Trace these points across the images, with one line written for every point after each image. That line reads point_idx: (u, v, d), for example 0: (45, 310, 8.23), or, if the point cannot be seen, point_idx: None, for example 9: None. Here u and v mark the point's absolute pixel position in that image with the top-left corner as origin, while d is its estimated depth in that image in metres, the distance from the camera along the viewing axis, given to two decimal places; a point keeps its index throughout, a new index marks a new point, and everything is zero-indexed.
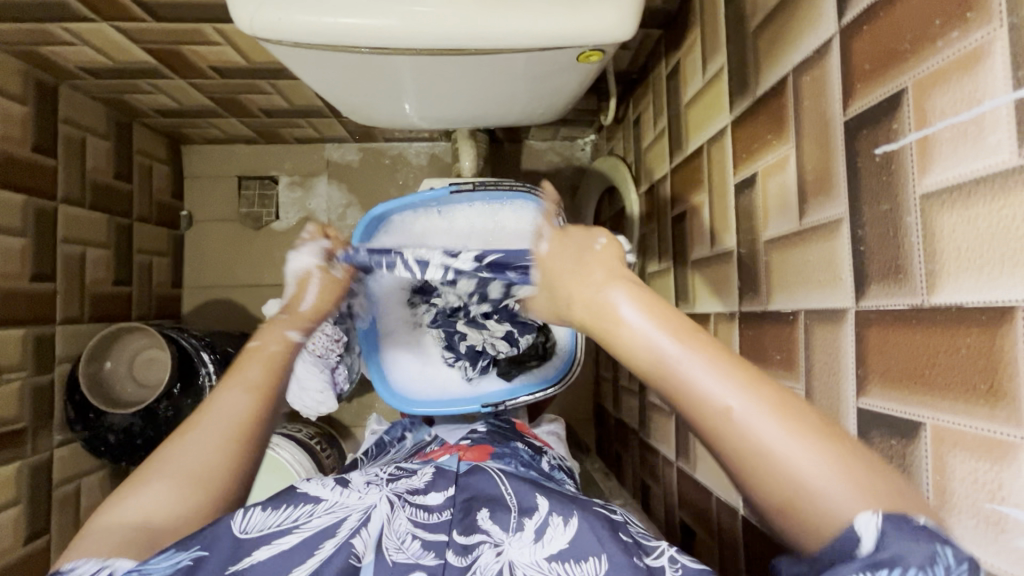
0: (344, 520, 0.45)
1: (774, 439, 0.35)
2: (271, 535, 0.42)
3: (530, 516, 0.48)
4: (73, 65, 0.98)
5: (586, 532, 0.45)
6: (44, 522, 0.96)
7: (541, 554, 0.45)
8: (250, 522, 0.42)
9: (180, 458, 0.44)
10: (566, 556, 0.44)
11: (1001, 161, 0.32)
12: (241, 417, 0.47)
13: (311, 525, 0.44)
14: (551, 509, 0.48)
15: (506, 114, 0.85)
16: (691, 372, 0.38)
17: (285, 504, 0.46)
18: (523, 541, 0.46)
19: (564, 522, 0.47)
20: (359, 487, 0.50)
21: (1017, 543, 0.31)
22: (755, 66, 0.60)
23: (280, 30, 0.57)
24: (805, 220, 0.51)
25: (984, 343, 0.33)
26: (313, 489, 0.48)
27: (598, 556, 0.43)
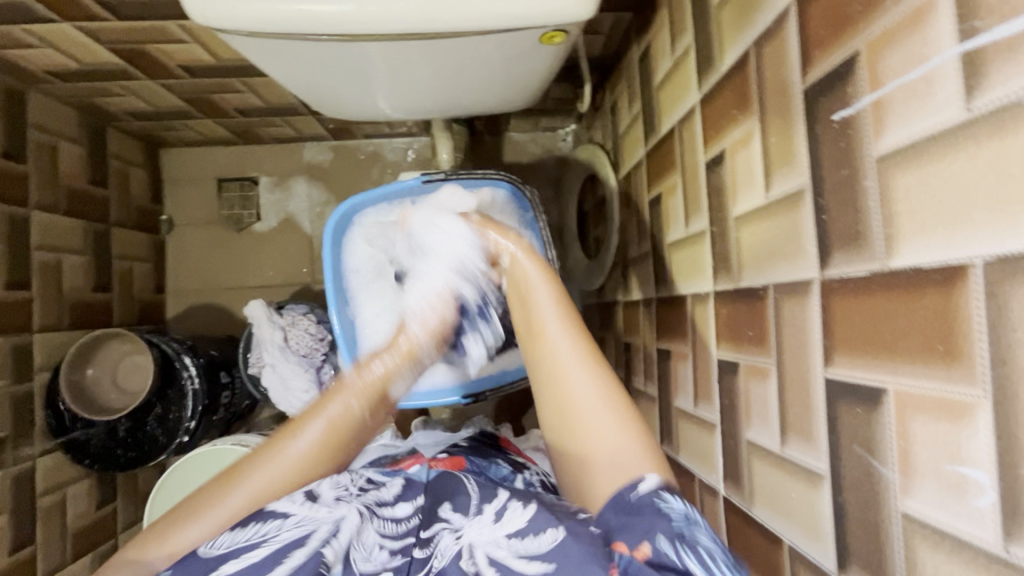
0: (313, 533, 0.52)
1: (590, 395, 0.54)
2: (240, 551, 0.51)
3: (490, 504, 0.56)
4: (40, 69, 0.96)
5: (541, 514, 0.50)
6: (29, 532, 0.95)
7: (499, 533, 0.51)
8: (223, 543, 0.52)
9: (266, 476, 0.59)
10: (525, 532, 0.49)
11: (950, 118, 0.31)
12: (335, 445, 0.62)
13: (280, 539, 0.52)
14: (510, 498, 0.55)
15: (478, 102, 0.84)
16: (569, 369, 0.56)
17: (253, 522, 0.54)
18: (483, 523, 0.53)
19: (523, 507, 0.53)
20: (328, 503, 0.57)
21: (976, 503, 0.31)
22: (718, 42, 0.60)
23: (235, 20, 0.56)
24: (771, 192, 0.50)
25: (940, 301, 0.32)
26: (282, 505, 0.55)
27: (555, 528, 0.48)
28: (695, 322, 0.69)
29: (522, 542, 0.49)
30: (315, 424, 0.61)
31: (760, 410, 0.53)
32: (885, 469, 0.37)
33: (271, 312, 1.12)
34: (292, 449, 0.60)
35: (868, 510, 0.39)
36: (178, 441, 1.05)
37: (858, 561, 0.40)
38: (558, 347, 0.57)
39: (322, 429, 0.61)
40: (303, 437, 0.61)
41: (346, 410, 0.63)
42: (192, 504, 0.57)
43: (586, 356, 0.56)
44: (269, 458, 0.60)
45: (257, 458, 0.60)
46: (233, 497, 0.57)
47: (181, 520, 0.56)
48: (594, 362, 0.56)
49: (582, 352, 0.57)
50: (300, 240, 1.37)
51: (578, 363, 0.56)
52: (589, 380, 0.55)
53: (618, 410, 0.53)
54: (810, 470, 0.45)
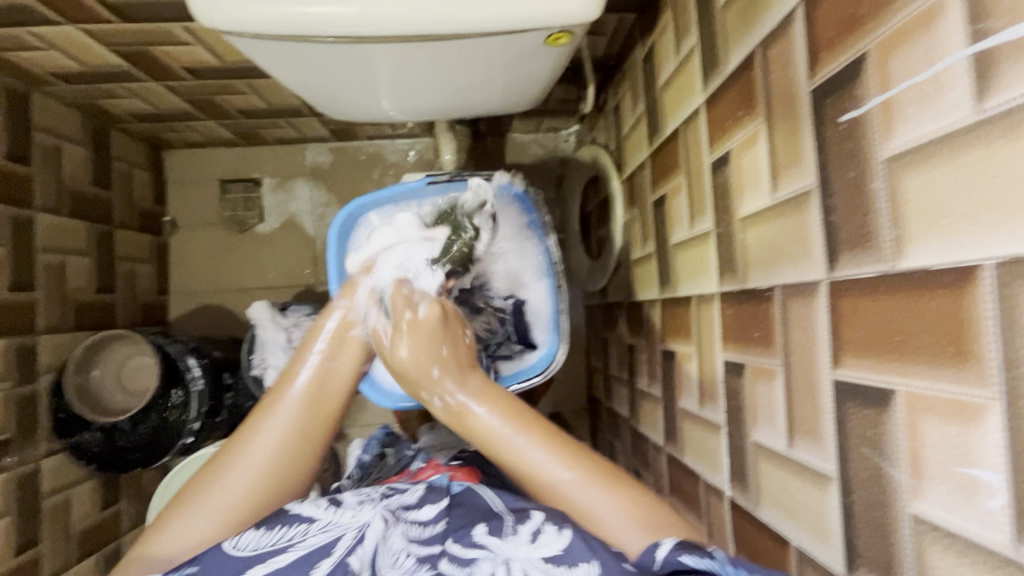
0: (339, 540, 0.53)
1: (543, 462, 0.55)
2: (267, 554, 0.52)
3: (525, 523, 0.53)
4: (46, 72, 0.97)
5: (577, 541, 0.48)
6: (33, 534, 0.95)
7: (534, 554, 0.49)
8: (249, 544, 0.53)
9: (255, 460, 0.58)
10: (561, 560, 0.47)
11: (960, 119, 0.31)
12: (311, 411, 0.63)
13: (305, 545, 0.53)
14: (546, 517, 0.52)
15: (482, 103, 0.84)
16: (519, 447, 0.56)
17: (278, 525, 0.55)
18: (519, 542, 0.50)
19: (558, 529, 0.50)
20: (352, 507, 0.58)
21: (987, 506, 0.31)
22: (723, 44, 0.60)
23: (241, 23, 0.56)
24: (777, 193, 0.50)
25: (950, 303, 0.32)
26: (306, 509, 0.56)
27: (589, 562, 0.46)
28: (699, 322, 0.69)
29: (559, 568, 0.47)
30: (290, 388, 0.63)
31: (766, 412, 0.53)
32: (894, 471, 0.37)
33: (274, 313, 1.12)
34: (267, 440, 0.60)
35: (877, 512, 0.39)
36: (183, 441, 1.05)
37: (867, 563, 0.40)
38: (489, 424, 0.58)
39: (295, 398, 0.63)
40: (279, 412, 0.62)
41: (316, 373, 0.65)
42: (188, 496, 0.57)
43: (509, 413, 0.58)
44: (257, 435, 0.60)
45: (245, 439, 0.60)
46: (233, 477, 0.57)
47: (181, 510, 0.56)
48: (544, 435, 0.56)
49: (536, 435, 0.56)
50: (302, 241, 1.37)
51: (517, 431, 0.57)
52: (532, 441, 0.56)
53: (567, 451, 0.55)
54: (818, 472, 0.45)
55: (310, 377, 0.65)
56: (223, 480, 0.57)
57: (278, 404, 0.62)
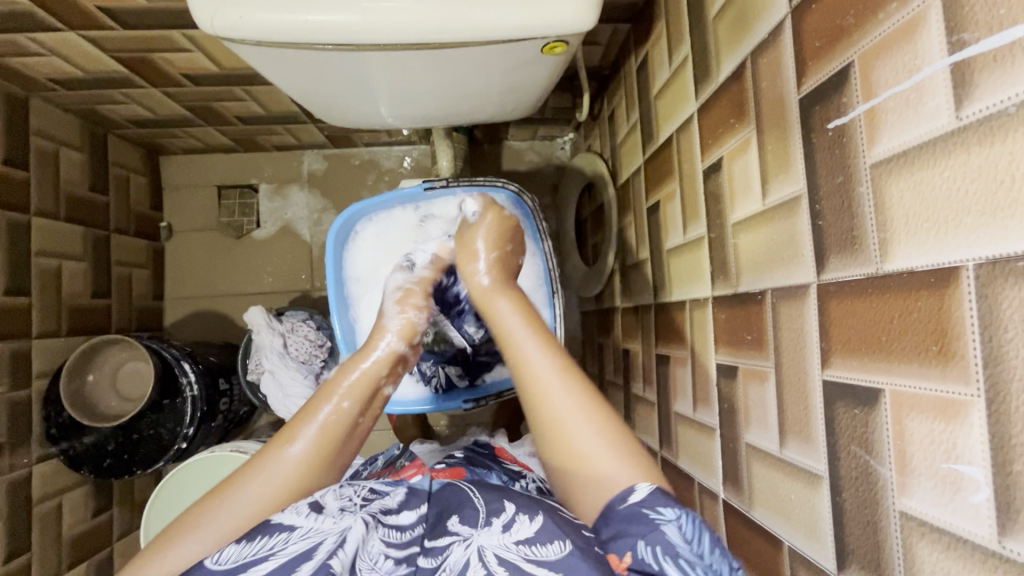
0: (321, 543, 0.50)
1: (571, 414, 0.56)
2: (245, 565, 0.49)
3: (498, 516, 0.54)
4: (44, 77, 0.97)
5: (549, 524, 0.51)
6: (24, 540, 0.94)
7: (507, 540, 0.51)
8: (226, 557, 0.50)
9: (269, 480, 0.58)
10: (533, 542, 0.50)
11: (941, 125, 0.33)
12: (331, 441, 0.62)
13: (286, 552, 0.50)
14: (517, 510, 0.54)
15: (479, 110, 0.85)
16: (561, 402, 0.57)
17: (260, 535, 0.52)
18: (492, 532, 0.52)
19: (529, 518, 0.53)
20: (334, 513, 0.55)
21: (971, 500, 0.32)
22: (715, 53, 0.61)
23: (242, 29, 0.57)
24: (768, 198, 0.51)
25: (933, 303, 0.33)
26: (288, 517, 0.53)
27: (561, 541, 0.49)
28: (693, 326, 0.70)
29: (528, 549, 0.49)
30: (311, 420, 0.62)
31: (758, 413, 0.54)
32: (882, 468, 0.38)
33: (270, 319, 1.12)
34: (289, 454, 0.60)
35: (867, 510, 0.39)
36: (176, 447, 1.04)
37: (856, 560, 0.41)
38: (543, 376, 0.59)
39: (319, 425, 0.62)
40: (298, 440, 0.60)
41: (337, 409, 0.63)
42: (190, 517, 0.56)
43: (550, 351, 0.61)
44: (270, 459, 0.59)
45: (263, 456, 0.60)
46: (238, 503, 0.56)
47: (180, 533, 0.55)
48: (567, 370, 0.59)
49: (556, 361, 0.60)
50: (299, 247, 1.37)
51: (547, 364, 0.59)
52: (554, 371, 0.59)
53: (602, 427, 0.55)
54: (809, 472, 0.46)
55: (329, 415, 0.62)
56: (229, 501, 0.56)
57: (302, 429, 0.61)
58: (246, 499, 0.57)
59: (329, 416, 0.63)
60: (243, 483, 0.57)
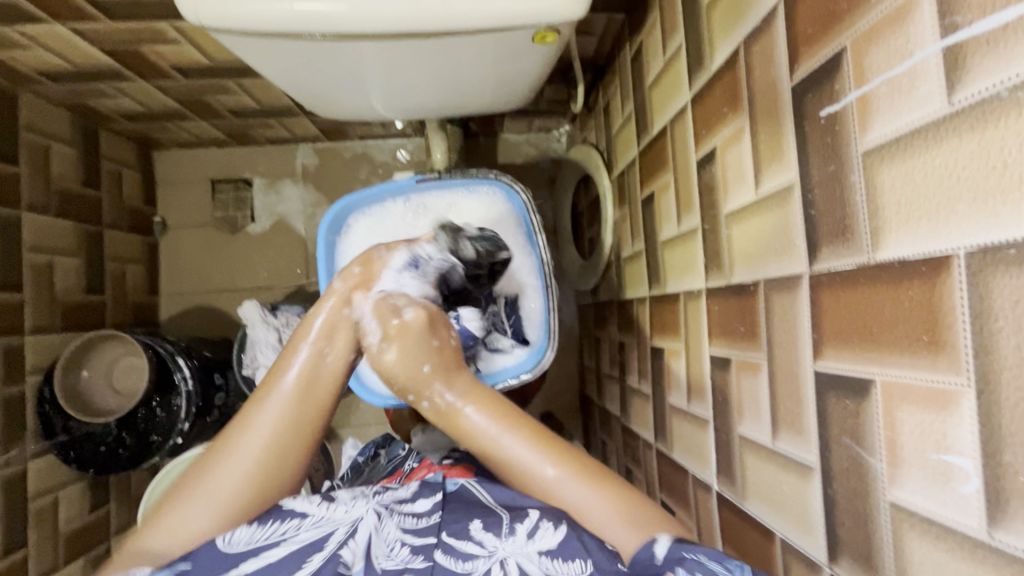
0: (332, 534, 0.53)
1: (557, 480, 0.53)
2: (260, 547, 0.51)
3: (520, 522, 0.53)
4: (33, 70, 0.96)
5: (573, 535, 0.49)
6: (21, 536, 0.94)
7: (532, 551, 0.50)
8: (243, 539, 0.51)
9: (251, 442, 0.55)
10: (556, 554, 0.49)
11: (933, 111, 0.32)
12: (303, 395, 0.58)
13: (297, 539, 0.52)
14: (541, 514, 0.53)
15: (471, 101, 0.84)
16: (521, 456, 0.54)
17: (272, 520, 0.53)
18: (516, 542, 0.51)
19: (554, 525, 0.51)
20: (345, 502, 0.57)
21: (962, 491, 0.31)
22: (708, 41, 0.60)
23: (228, 18, 0.57)
24: (761, 187, 0.51)
25: (925, 293, 0.33)
26: (299, 504, 0.55)
27: (584, 560, 0.48)
28: (687, 318, 0.69)
29: (551, 563, 0.48)
30: (281, 380, 0.58)
31: (752, 406, 0.53)
32: (873, 459, 0.38)
33: (265, 313, 1.12)
34: (267, 415, 0.56)
35: (857, 500, 0.39)
36: (172, 442, 1.04)
37: (848, 552, 0.41)
38: (485, 432, 0.56)
39: (289, 385, 0.58)
40: (271, 404, 0.57)
41: (312, 361, 0.60)
42: (181, 488, 0.54)
43: (499, 414, 0.57)
44: (250, 420, 0.56)
45: (243, 421, 0.56)
46: (224, 468, 0.54)
47: (173, 503, 0.53)
48: (514, 424, 0.56)
49: (495, 413, 0.57)
50: (293, 241, 1.37)
51: (505, 430, 0.55)
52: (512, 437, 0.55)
53: (568, 468, 0.53)
54: (801, 464, 0.46)
55: (300, 371, 0.59)
56: (214, 472, 0.54)
57: (271, 396, 0.57)
58: (232, 461, 0.54)
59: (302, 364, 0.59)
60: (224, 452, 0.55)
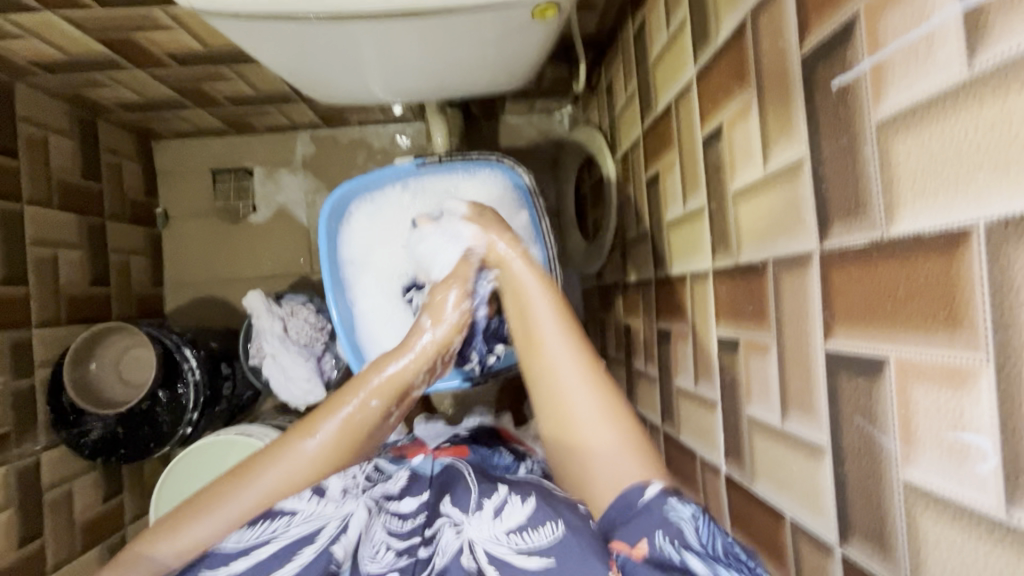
0: (322, 529, 0.54)
1: (591, 416, 0.57)
2: (250, 548, 0.52)
3: (490, 500, 0.57)
4: (27, 61, 0.95)
5: (540, 509, 0.53)
6: (37, 526, 0.96)
7: (500, 529, 0.53)
8: (233, 538, 0.53)
9: (290, 464, 0.60)
10: (525, 528, 0.52)
11: (952, 77, 0.31)
12: (348, 435, 0.63)
13: (287, 535, 0.53)
14: (510, 493, 0.57)
15: (471, 83, 0.82)
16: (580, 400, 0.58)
17: (262, 519, 0.55)
18: (483, 520, 0.55)
19: (522, 501, 0.55)
20: (336, 497, 0.58)
21: (978, 470, 0.30)
22: (713, 13, 0.59)
23: (217, 0, 0.55)
24: (769, 163, 0.49)
25: (942, 267, 0.32)
26: (289, 502, 0.56)
27: (553, 523, 0.51)
28: (694, 300, 0.68)
29: (523, 535, 0.52)
30: (315, 436, 0.62)
31: (760, 386, 0.52)
32: (886, 438, 0.37)
33: (270, 303, 1.11)
34: (311, 445, 0.61)
35: (870, 480, 0.39)
36: (181, 432, 1.05)
37: (859, 532, 0.40)
38: (555, 357, 0.61)
39: (341, 420, 0.63)
40: (317, 434, 0.62)
41: (365, 407, 0.64)
42: (199, 502, 0.58)
43: (574, 346, 0.62)
44: (281, 454, 0.60)
45: (274, 450, 0.61)
46: (247, 492, 0.58)
47: (189, 515, 0.57)
48: (605, 386, 0.59)
49: (580, 363, 0.60)
50: (295, 230, 1.36)
51: (581, 369, 0.60)
52: (579, 375, 0.60)
53: (619, 419, 0.56)
54: (811, 445, 0.45)
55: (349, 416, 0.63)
56: (236, 491, 0.58)
57: (320, 426, 0.62)
58: (261, 479, 0.59)
59: (354, 409, 0.64)
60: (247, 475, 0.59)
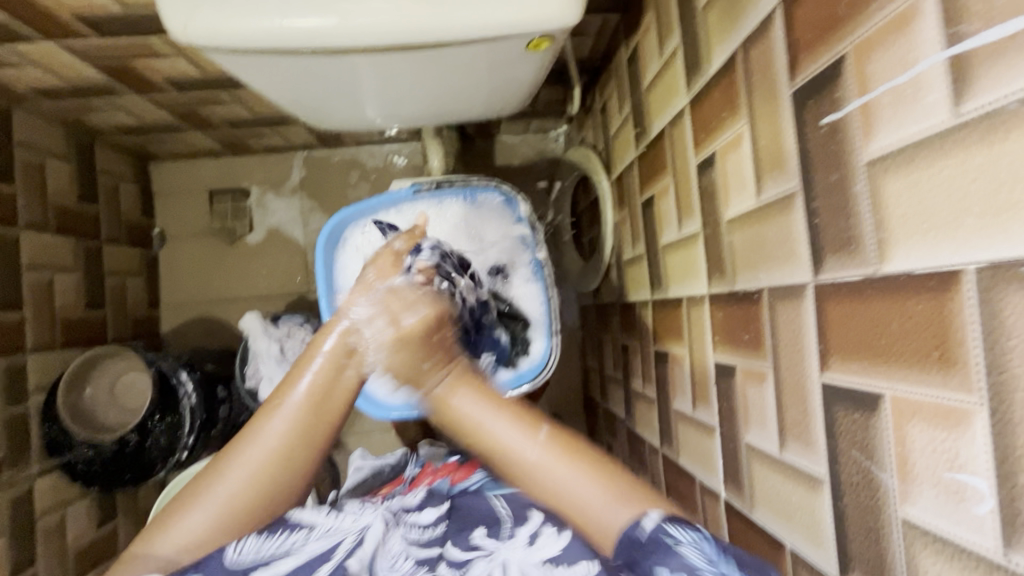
0: (339, 545, 0.53)
1: (545, 459, 0.51)
2: (269, 559, 0.52)
3: (524, 527, 0.55)
4: (25, 88, 0.95)
5: (576, 542, 0.50)
6: (28, 555, 0.94)
7: (533, 558, 0.50)
8: (251, 548, 0.52)
9: (265, 441, 0.55)
10: (558, 561, 0.49)
11: (938, 122, 0.31)
12: (318, 407, 0.56)
13: (306, 551, 0.53)
14: (544, 521, 0.54)
15: (468, 108, 0.83)
16: (519, 453, 0.52)
17: (280, 529, 0.55)
18: (516, 545, 0.52)
19: (556, 532, 0.52)
20: (354, 511, 0.58)
21: (975, 511, 0.31)
22: (704, 43, 0.60)
23: (216, 36, 0.56)
24: (762, 194, 0.50)
25: (932, 307, 0.32)
26: (307, 515, 0.57)
27: (589, 561, 0.48)
28: (691, 323, 0.68)
29: (557, 567, 0.48)
30: (292, 393, 0.56)
31: (758, 414, 0.53)
32: (883, 475, 0.37)
33: (266, 325, 1.11)
34: (276, 422, 0.55)
35: (868, 516, 0.39)
36: (176, 457, 1.04)
37: (859, 566, 0.40)
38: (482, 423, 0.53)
39: (299, 400, 0.56)
40: (280, 412, 0.55)
41: (320, 373, 0.58)
42: (190, 493, 0.54)
43: (492, 403, 0.55)
44: (256, 434, 0.55)
45: (248, 434, 0.55)
46: (235, 474, 0.54)
47: (185, 506, 0.53)
48: (528, 422, 0.53)
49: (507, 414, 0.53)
50: (292, 250, 1.36)
51: (489, 412, 0.54)
52: (514, 431, 0.52)
53: (548, 432, 0.52)
54: (810, 476, 0.45)
55: (312, 383, 0.57)
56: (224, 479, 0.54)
57: (282, 405, 0.56)
58: (248, 461, 0.54)
59: (315, 375, 0.58)
60: (233, 456, 0.55)
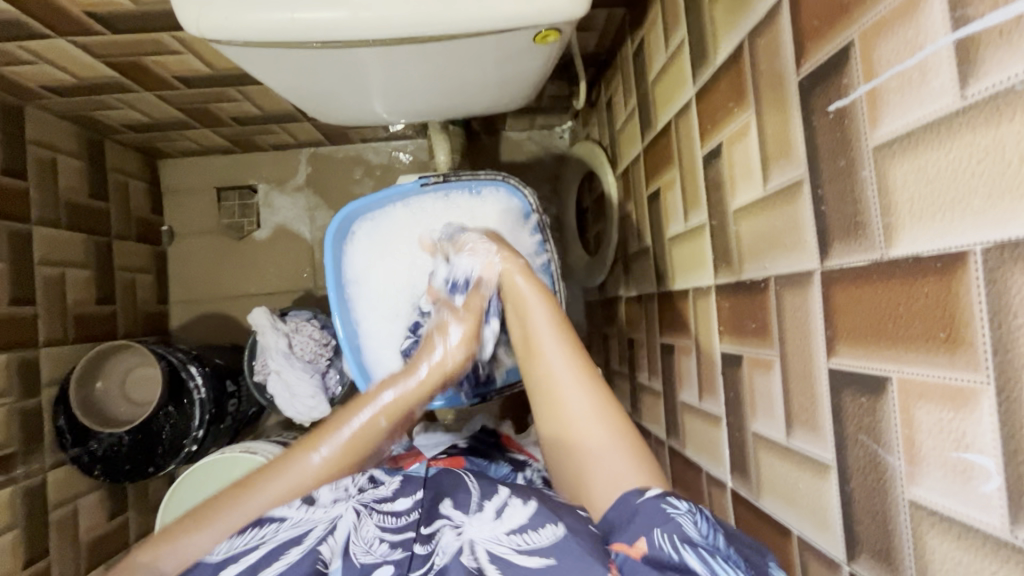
0: (311, 532, 0.54)
1: (585, 414, 0.54)
2: (238, 554, 0.52)
3: (490, 501, 0.57)
4: (37, 86, 0.97)
5: (541, 511, 0.51)
6: (41, 546, 0.96)
7: (499, 530, 0.52)
8: (221, 549, 0.53)
9: (299, 476, 0.58)
10: (526, 527, 0.50)
11: (945, 105, 0.31)
12: (357, 454, 0.61)
13: (277, 538, 0.53)
14: (511, 495, 0.57)
15: (475, 102, 0.83)
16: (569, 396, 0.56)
17: (251, 526, 0.55)
18: (482, 520, 0.53)
19: (522, 504, 0.54)
20: (325, 503, 0.58)
21: (981, 489, 0.31)
22: (711, 34, 0.60)
23: (227, 30, 0.57)
24: (769, 183, 0.50)
25: (938, 289, 0.33)
26: (279, 509, 0.56)
27: (554, 524, 0.49)
28: (697, 314, 0.69)
29: (523, 536, 0.50)
30: (339, 432, 0.61)
31: (765, 402, 0.53)
32: (891, 457, 0.37)
33: (274, 320, 1.12)
34: (314, 463, 0.59)
35: (876, 499, 0.39)
36: (187, 450, 1.05)
37: (866, 550, 0.40)
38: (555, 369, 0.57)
39: (344, 438, 0.61)
40: (324, 449, 0.60)
41: (372, 424, 0.62)
42: (196, 518, 0.56)
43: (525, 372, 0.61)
44: (289, 465, 0.59)
45: (280, 464, 0.59)
46: (258, 500, 0.57)
47: (196, 526, 0.55)
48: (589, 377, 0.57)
49: (576, 367, 0.57)
50: (300, 247, 1.37)
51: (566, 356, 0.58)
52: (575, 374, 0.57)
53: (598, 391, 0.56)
54: (817, 462, 0.45)
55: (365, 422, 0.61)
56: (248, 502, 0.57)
57: (327, 440, 0.60)
58: (276, 493, 0.58)
59: (360, 425, 0.61)
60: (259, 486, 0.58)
